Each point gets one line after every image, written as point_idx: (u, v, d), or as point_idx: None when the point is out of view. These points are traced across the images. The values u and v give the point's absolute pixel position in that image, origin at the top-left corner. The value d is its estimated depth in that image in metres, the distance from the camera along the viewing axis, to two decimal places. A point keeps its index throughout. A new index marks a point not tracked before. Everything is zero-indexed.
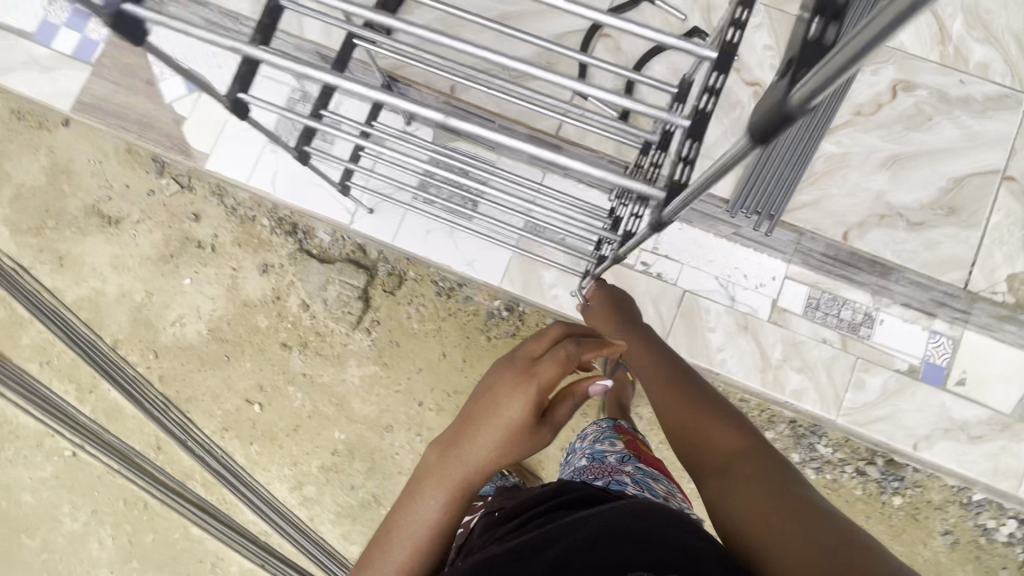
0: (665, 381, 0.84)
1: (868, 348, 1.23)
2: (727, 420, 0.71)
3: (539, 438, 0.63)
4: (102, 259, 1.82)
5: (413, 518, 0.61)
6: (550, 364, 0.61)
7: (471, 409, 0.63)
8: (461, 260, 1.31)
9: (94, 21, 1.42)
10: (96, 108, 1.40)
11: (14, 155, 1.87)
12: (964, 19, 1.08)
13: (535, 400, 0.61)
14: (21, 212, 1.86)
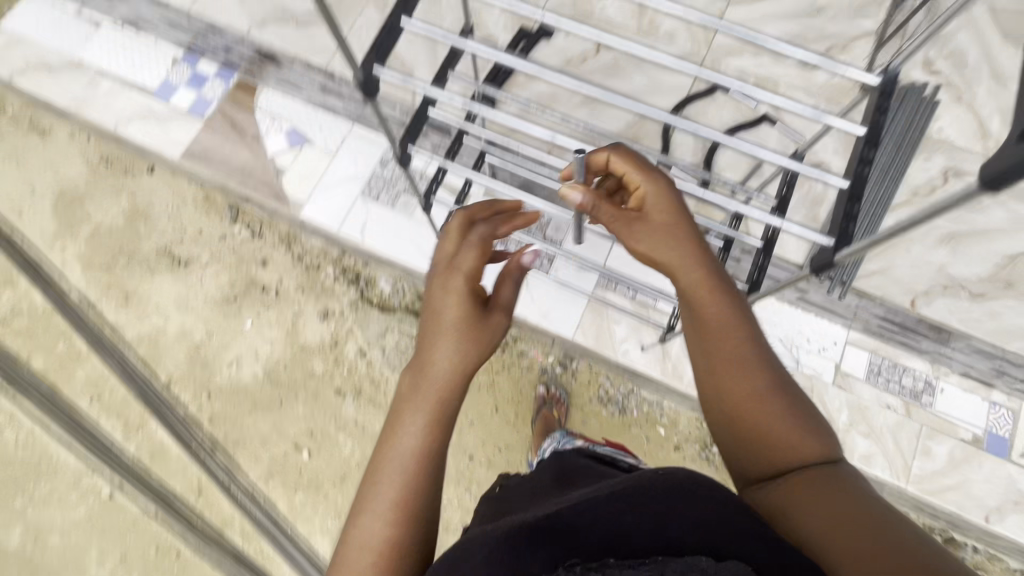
0: (720, 328, 0.64)
1: (932, 417, 1.26)
2: (787, 395, 0.61)
3: (495, 329, 0.70)
4: (166, 298, 1.80)
5: (397, 448, 0.63)
6: (468, 252, 0.70)
7: (427, 322, 0.70)
8: (537, 312, 1.40)
9: (211, 83, 1.59)
10: (204, 157, 1.54)
11: (93, 193, 1.86)
12: (1000, 119, 1.23)
13: (466, 289, 0.70)
14: (93, 250, 1.87)
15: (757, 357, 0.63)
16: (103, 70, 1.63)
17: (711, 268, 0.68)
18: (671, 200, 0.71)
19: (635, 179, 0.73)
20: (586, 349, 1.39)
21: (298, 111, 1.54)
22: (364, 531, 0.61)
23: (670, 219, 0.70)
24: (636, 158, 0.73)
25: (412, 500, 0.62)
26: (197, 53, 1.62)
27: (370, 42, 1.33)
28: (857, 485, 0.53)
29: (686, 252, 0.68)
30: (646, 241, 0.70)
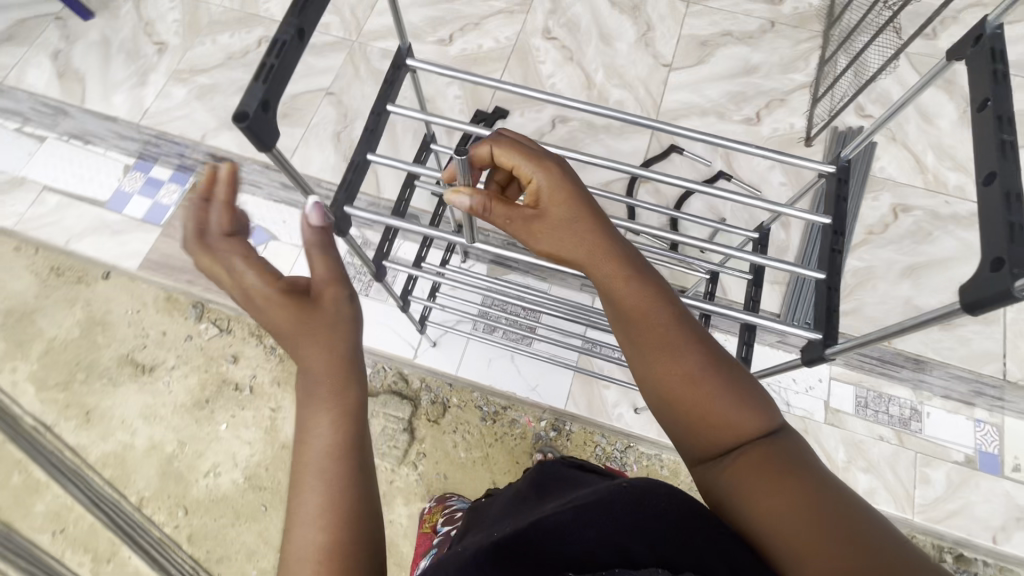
0: (642, 317, 0.60)
1: (923, 443, 1.28)
2: (722, 370, 0.57)
3: (339, 311, 0.63)
4: (132, 410, 1.55)
5: (310, 454, 0.57)
6: (242, 265, 0.61)
7: (277, 334, 0.62)
8: (524, 386, 1.39)
9: (166, 189, 1.56)
10: (169, 266, 1.53)
11: (50, 308, 1.59)
12: (934, 153, 1.31)
13: (280, 294, 0.61)
14: (50, 367, 1.58)
15: (678, 337, 0.58)
16: (49, 185, 1.58)
17: (613, 249, 0.63)
18: (561, 184, 0.64)
19: (524, 169, 0.65)
20: (580, 418, 1.37)
21: (256, 207, 1.50)
22: (297, 554, 0.52)
23: (567, 206, 0.64)
24: (518, 145, 0.66)
25: (347, 506, 0.54)
26: (149, 159, 1.59)
27: (327, 137, 1.33)
28: (800, 461, 0.52)
29: (584, 237, 0.63)
30: (546, 237, 0.64)
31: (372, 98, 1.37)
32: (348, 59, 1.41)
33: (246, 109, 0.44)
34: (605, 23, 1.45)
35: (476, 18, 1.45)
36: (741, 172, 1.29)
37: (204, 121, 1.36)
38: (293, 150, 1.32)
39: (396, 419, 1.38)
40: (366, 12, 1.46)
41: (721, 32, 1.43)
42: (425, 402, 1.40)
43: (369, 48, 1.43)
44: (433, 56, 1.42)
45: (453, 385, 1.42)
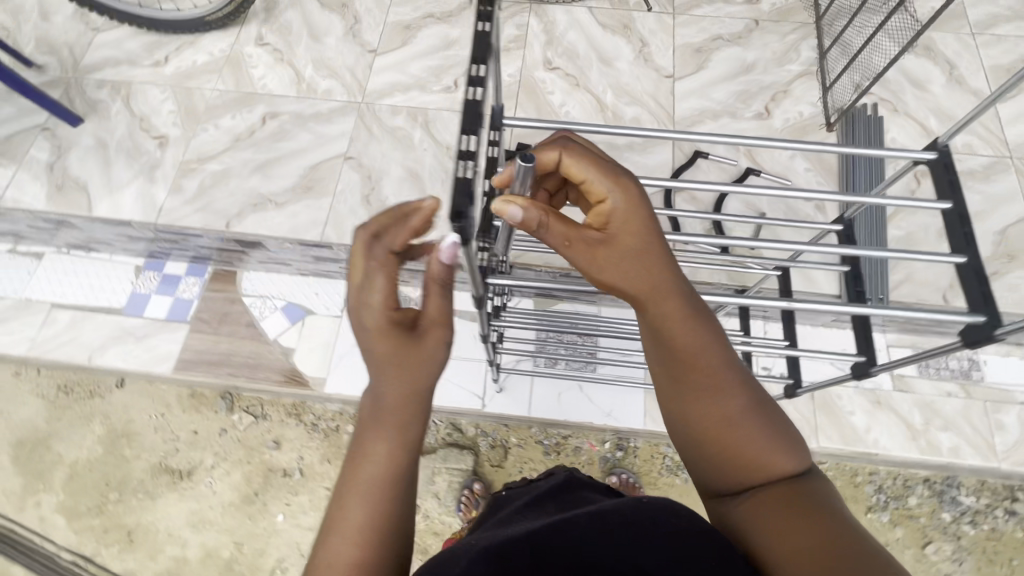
0: (693, 358, 0.57)
1: (988, 390, 1.33)
2: (764, 414, 0.57)
3: (436, 355, 0.56)
4: (176, 521, 1.41)
5: (363, 476, 0.54)
6: (375, 282, 0.52)
7: (367, 353, 0.56)
8: (599, 413, 1.37)
9: (185, 283, 1.50)
10: (202, 361, 1.44)
11: (66, 431, 1.47)
12: (935, 117, 1.38)
13: (393, 327, 0.54)
14: (78, 495, 1.43)
15: (726, 377, 0.57)
16: (57, 302, 1.49)
17: (678, 283, 0.56)
18: (641, 212, 0.54)
19: (598, 186, 0.53)
20: (661, 434, 1.36)
21: (287, 285, 1.48)
22: (329, 563, 0.51)
23: (641, 239, 0.54)
24: (594, 156, 0.54)
25: (382, 539, 0.52)
26: (160, 256, 1.52)
27: (356, 202, 1.33)
28: (826, 505, 0.51)
29: (649, 272, 0.55)
30: (605, 270, 0.54)
31: (392, 155, 1.37)
32: (359, 121, 1.41)
33: (460, 212, 0.41)
34: (601, 45, 1.48)
35: None
36: (765, 165, 1.34)
37: (225, 209, 1.34)
38: (326, 221, 1.31)
39: (458, 472, 1.37)
40: (367, 74, 1.46)
41: (711, 37, 1.48)
42: (485, 449, 1.40)
43: (376, 107, 1.42)
44: (443, 104, 1.42)
45: (509, 426, 1.42)
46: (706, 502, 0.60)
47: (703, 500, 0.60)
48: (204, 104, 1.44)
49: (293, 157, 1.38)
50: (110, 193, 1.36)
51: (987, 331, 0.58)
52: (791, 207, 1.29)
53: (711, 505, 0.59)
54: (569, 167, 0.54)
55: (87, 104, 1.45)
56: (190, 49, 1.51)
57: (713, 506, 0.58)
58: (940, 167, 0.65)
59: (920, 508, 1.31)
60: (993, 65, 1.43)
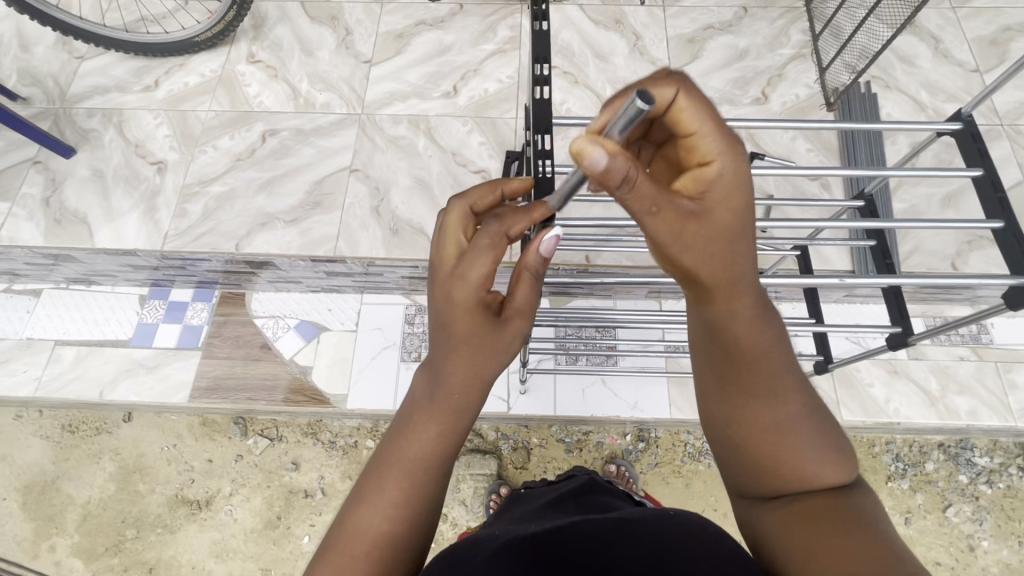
0: (754, 351, 0.54)
1: (998, 351, 1.36)
2: (819, 423, 0.53)
3: (510, 345, 0.58)
4: (200, 553, 1.36)
5: (405, 453, 0.55)
6: (479, 258, 0.54)
7: (441, 331, 0.57)
8: (625, 405, 1.38)
9: (192, 309, 1.47)
10: (217, 388, 1.40)
11: (73, 471, 1.43)
12: (926, 91, 1.42)
13: (482, 309, 0.56)
14: (94, 535, 1.39)
15: (785, 377, 0.54)
16: (60, 339, 1.45)
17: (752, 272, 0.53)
18: (744, 186, 0.49)
19: (709, 144, 0.48)
20: (685, 422, 1.37)
21: (298, 303, 1.47)
22: (356, 530, 0.52)
23: (730, 218, 0.50)
24: (711, 112, 0.49)
25: (415, 518, 0.53)
26: (165, 284, 1.50)
27: (366, 214, 1.32)
28: (869, 516, 0.47)
29: (731, 253, 0.51)
30: (687, 245, 0.49)
31: (398, 164, 1.36)
32: (361, 133, 1.40)
33: None
34: (596, 42, 1.49)
35: (473, 65, 1.47)
36: (769, 148, 1.36)
37: (232, 230, 1.32)
38: (337, 236, 1.30)
39: (483, 477, 1.36)
40: (364, 85, 1.46)
41: (703, 26, 1.51)
42: (507, 451, 1.40)
43: (378, 117, 1.42)
44: (444, 110, 1.42)
45: (530, 427, 1.42)
46: (734, 502, 0.57)
47: (730, 498, 0.57)
48: (201, 126, 1.43)
49: (297, 174, 1.37)
50: (112, 223, 1.33)
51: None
52: (798, 187, 1.31)
53: (738, 505, 0.56)
54: (679, 115, 0.48)
55: (78, 134, 1.42)
56: (180, 71, 1.50)
57: (742, 507, 0.55)
58: (968, 136, 0.67)
59: (937, 473, 1.34)
60: (976, 37, 1.47)
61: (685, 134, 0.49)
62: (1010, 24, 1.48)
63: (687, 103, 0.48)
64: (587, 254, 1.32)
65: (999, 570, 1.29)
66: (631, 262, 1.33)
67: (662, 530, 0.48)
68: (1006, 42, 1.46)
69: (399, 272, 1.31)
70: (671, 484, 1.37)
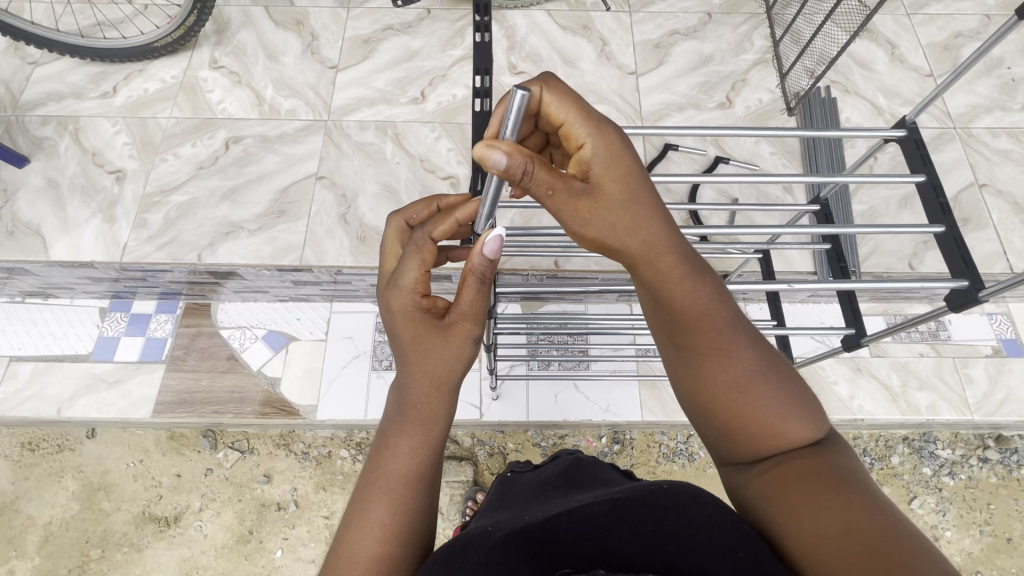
0: (696, 315, 0.54)
1: (955, 346, 1.41)
2: (780, 373, 0.54)
3: (462, 350, 0.57)
4: (168, 572, 1.32)
5: (384, 472, 0.54)
6: (409, 263, 0.57)
7: (396, 342, 0.59)
8: (598, 409, 1.38)
9: (155, 321, 1.43)
10: (183, 402, 1.36)
11: (33, 491, 1.38)
12: (883, 95, 1.46)
13: (421, 312, 0.57)
14: (55, 557, 1.34)
15: (734, 335, 0.54)
16: (16, 355, 1.39)
17: (671, 232, 0.55)
18: (623, 154, 0.53)
19: (578, 129, 0.53)
20: (658, 423, 1.38)
21: (266, 313, 1.44)
22: (348, 556, 0.50)
23: (627, 183, 0.53)
24: (575, 97, 0.53)
25: (404, 530, 0.52)
26: (127, 296, 1.46)
27: (333, 222, 1.30)
28: (849, 473, 0.49)
29: (636, 217, 0.53)
30: (596, 220, 0.53)
31: (365, 171, 1.35)
32: (327, 139, 1.38)
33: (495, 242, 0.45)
34: (563, 47, 1.50)
35: (442, 70, 1.47)
36: (734, 152, 1.39)
37: (195, 240, 1.29)
38: (304, 244, 1.28)
39: (459, 484, 1.36)
40: (330, 90, 1.44)
41: (669, 32, 1.53)
42: (483, 457, 1.39)
43: (344, 123, 1.40)
44: (412, 116, 1.41)
45: (505, 432, 1.41)
46: (720, 470, 0.57)
47: (720, 472, 0.57)
48: (162, 133, 1.39)
49: (262, 181, 1.34)
50: (69, 235, 1.29)
51: (972, 294, 0.63)
52: (763, 191, 1.34)
53: (724, 472, 0.57)
54: (549, 108, 0.54)
55: (32, 143, 1.37)
56: (140, 78, 1.46)
57: (728, 474, 0.56)
58: (913, 142, 0.69)
59: (902, 466, 1.38)
60: (929, 42, 1.52)
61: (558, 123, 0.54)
62: (961, 30, 1.53)
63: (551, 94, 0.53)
64: (556, 260, 1.32)
65: (963, 559, 1.32)
66: (599, 266, 1.34)
67: (657, 499, 0.47)
68: (958, 48, 1.51)
69: (367, 280, 1.29)
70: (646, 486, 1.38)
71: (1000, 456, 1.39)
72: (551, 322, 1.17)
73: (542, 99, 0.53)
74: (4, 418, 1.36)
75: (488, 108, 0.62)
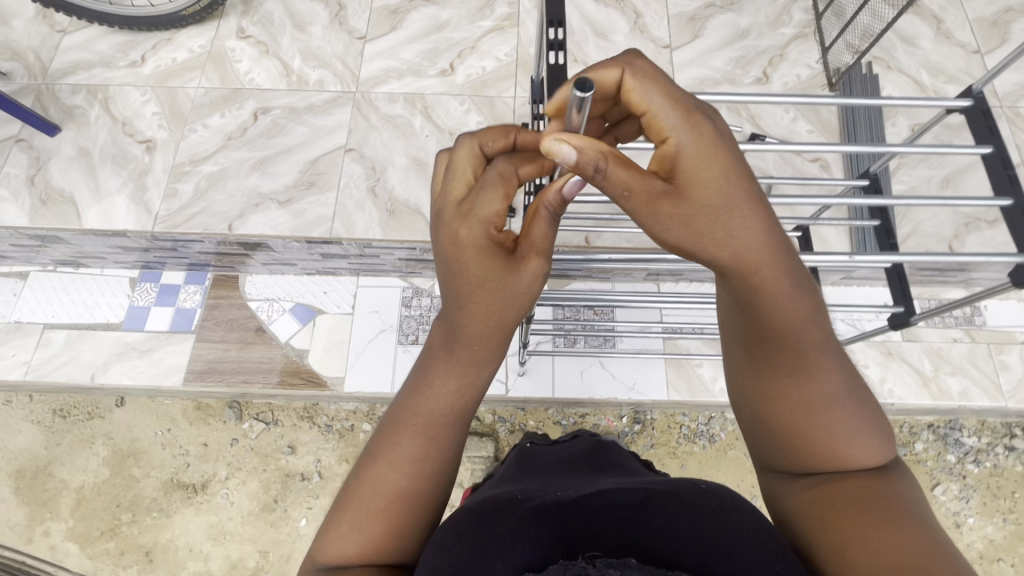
0: (787, 325, 0.52)
1: (990, 333, 1.38)
2: (858, 397, 0.53)
3: (528, 286, 0.54)
4: (196, 536, 1.36)
5: (423, 408, 0.56)
6: (487, 194, 0.51)
7: (452, 275, 0.55)
8: (623, 387, 1.38)
9: (184, 292, 1.44)
10: (212, 371, 1.38)
11: (66, 456, 1.42)
12: (927, 71, 1.41)
13: (492, 247, 0.53)
14: (88, 518, 1.38)
15: (816, 353, 0.52)
16: (50, 323, 1.42)
17: (769, 243, 0.50)
18: (718, 149, 0.48)
19: (664, 119, 0.48)
20: (682, 403, 1.38)
21: (293, 286, 1.45)
22: (373, 486, 0.54)
23: (719, 188, 0.48)
24: (662, 83, 0.49)
25: (436, 470, 0.55)
26: (156, 267, 1.47)
27: (363, 195, 1.29)
28: (905, 501, 0.47)
29: (728, 227, 0.49)
30: (678, 226, 0.49)
31: (394, 144, 1.34)
32: (356, 111, 1.37)
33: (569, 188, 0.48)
34: (596, 19, 1.46)
35: (471, 42, 1.44)
36: (769, 129, 1.36)
37: (225, 211, 1.29)
38: (333, 217, 1.28)
39: (481, 459, 1.37)
40: (358, 61, 1.42)
41: (705, 4, 1.48)
42: (505, 433, 1.40)
43: (372, 95, 1.38)
44: (441, 88, 1.39)
45: (527, 409, 1.42)
46: (761, 473, 0.58)
47: (759, 475, 0.59)
48: (190, 103, 1.39)
49: (291, 153, 1.34)
50: (101, 204, 1.30)
51: None
52: (799, 170, 1.31)
53: (765, 479, 0.58)
54: (631, 95, 0.49)
55: (62, 111, 1.37)
56: (167, 47, 1.45)
57: (768, 480, 0.57)
58: (981, 111, 0.66)
59: (926, 452, 1.37)
60: (977, 17, 1.46)
61: (641, 113, 0.50)
62: (1011, 5, 1.47)
63: (636, 81, 0.49)
64: (586, 236, 1.30)
65: (985, 546, 1.32)
66: (630, 244, 1.33)
67: (696, 500, 0.47)
68: (1008, 22, 1.45)
69: (395, 253, 1.29)
70: (669, 464, 1.38)
71: None
72: (583, 298, 1.16)
73: (624, 84, 0.49)
74: (40, 384, 1.40)
75: (562, 62, 0.60)
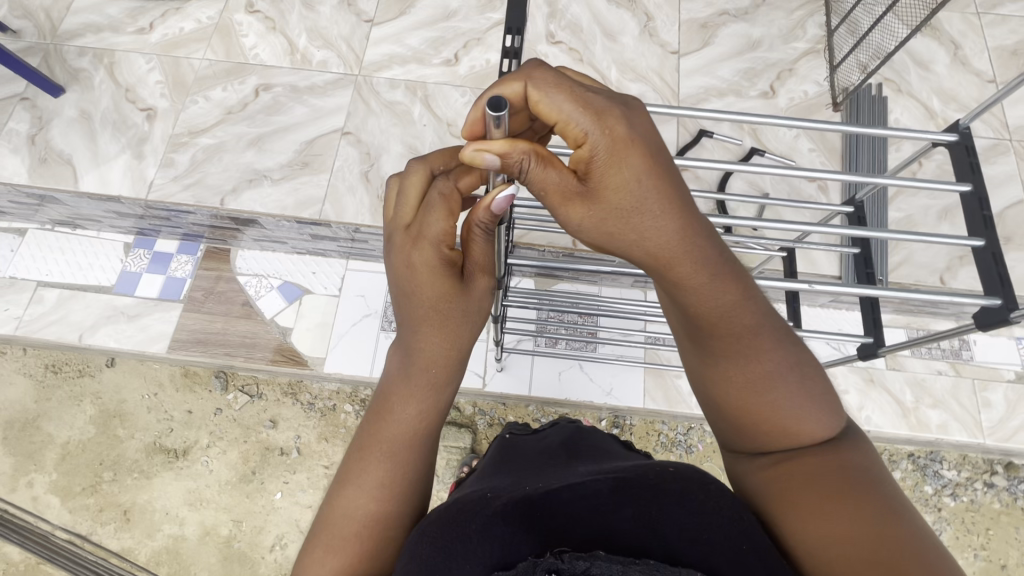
0: (715, 321, 0.51)
1: (977, 368, 1.36)
2: (800, 374, 0.53)
3: (479, 303, 0.58)
4: (174, 500, 1.39)
5: (385, 433, 0.57)
6: (432, 216, 0.51)
7: (409, 300, 0.56)
8: (600, 391, 1.38)
9: (175, 262, 1.46)
10: (198, 341, 1.40)
11: (54, 411, 1.45)
12: (938, 98, 1.39)
13: (443, 266, 0.54)
14: (70, 473, 1.41)
15: (750, 339, 0.52)
16: (44, 281, 1.44)
17: (685, 240, 0.48)
18: (627, 146, 0.46)
19: (575, 124, 0.46)
20: (659, 412, 1.38)
21: (283, 264, 1.46)
22: (344, 512, 0.54)
23: (632, 187, 0.46)
24: (567, 88, 0.46)
25: (405, 488, 0.56)
26: (151, 234, 1.48)
27: (355, 179, 1.30)
28: (866, 471, 0.48)
29: (641, 228, 0.47)
30: (595, 226, 0.48)
31: (391, 130, 1.34)
32: (356, 95, 1.37)
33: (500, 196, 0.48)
34: (605, 19, 1.45)
35: (478, 33, 1.43)
36: (771, 145, 1.34)
37: (219, 185, 1.30)
38: (324, 199, 1.28)
39: (455, 450, 1.38)
40: (363, 44, 1.42)
41: (718, 11, 1.46)
42: (482, 426, 1.41)
43: (374, 80, 1.38)
44: (444, 78, 1.38)
45: (507, 404, 1.43)
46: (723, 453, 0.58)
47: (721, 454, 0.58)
48: (193, 75, 1.39)
49: (289, 131, 1.34)
50: (98, 168, 1.31)
51: (1002, 313, 0.61)
52: (796, 189, 1.30)
53: (727, 458, 0.57)
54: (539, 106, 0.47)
55: (69, 73, 1.39)
56: (176, 16, 1.45)
57: (730, 459, 0.56)
58: (964, 148, 0.65)
59: (902, 481, 1.36)
60: (997, 46, 1.43)
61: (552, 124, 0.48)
62: None
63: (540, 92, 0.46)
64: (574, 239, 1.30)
65: None
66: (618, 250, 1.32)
67: (661, 482, 0.47)
68: None
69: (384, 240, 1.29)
70: None
71: (1007, 483, 1.36)
72: (565, 300, 1.16)
73: (528, 95, 0.47)
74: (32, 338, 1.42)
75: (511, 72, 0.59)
